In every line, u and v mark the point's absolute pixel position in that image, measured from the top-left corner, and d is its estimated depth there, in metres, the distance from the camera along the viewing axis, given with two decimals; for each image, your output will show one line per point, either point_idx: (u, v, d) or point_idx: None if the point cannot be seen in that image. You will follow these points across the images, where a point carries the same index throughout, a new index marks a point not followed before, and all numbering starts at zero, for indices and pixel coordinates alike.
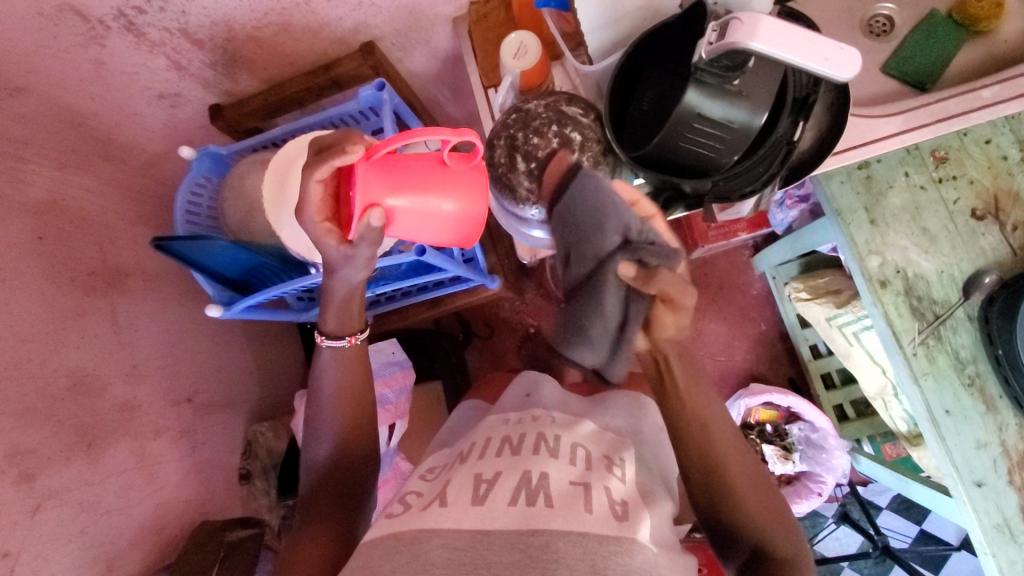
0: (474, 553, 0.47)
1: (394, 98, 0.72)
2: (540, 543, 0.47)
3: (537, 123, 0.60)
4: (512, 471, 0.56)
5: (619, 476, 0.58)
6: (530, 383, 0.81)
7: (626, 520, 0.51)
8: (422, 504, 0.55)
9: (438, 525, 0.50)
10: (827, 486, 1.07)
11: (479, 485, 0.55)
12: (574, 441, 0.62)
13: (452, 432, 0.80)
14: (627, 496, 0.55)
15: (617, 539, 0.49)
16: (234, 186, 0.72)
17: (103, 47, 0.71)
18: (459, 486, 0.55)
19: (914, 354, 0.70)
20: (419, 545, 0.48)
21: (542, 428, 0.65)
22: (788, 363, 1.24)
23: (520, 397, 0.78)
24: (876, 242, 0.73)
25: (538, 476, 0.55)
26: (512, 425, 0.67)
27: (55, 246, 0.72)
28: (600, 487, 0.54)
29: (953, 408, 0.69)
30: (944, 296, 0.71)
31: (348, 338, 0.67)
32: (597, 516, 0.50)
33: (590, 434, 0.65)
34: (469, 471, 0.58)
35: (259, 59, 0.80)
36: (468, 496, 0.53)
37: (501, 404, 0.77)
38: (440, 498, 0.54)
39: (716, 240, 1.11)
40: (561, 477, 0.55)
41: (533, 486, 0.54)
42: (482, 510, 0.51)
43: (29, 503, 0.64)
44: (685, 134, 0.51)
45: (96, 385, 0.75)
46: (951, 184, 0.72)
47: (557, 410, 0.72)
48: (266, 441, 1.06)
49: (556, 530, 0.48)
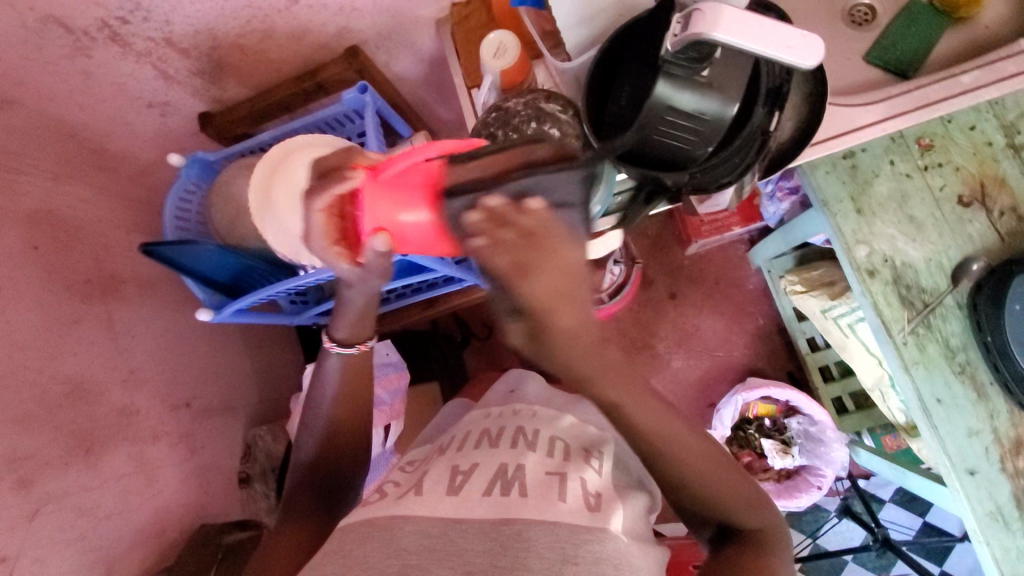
0: (448, 539, 0.49)
1: (377, 101, 0.73)
2: (512, 531, 0.49)
3: (516, 120, 0.59)
4: (488, 465, 0.58)
5: (595, 468, 0.59)
6: (515, 380, 0.82)
7: (599, 512, 0.52)
8: (398, 492, 0.57)
9: (410, 513, 0.51)
10: (826, 479, 1.06)
11: (456, 476, 0.57)
12: (552, 436, 0.64)
13: (437, 427, 0.81)
14: (602, 488, 0.56)
15: (589, 528, 0.49)
16: (221, 191, 0.73)
17: (90, 59, 0.72)
18: (435, 477, 0.57)
19: (904, 343, 0.70)
20: (392, 531, 0.50)
21: (523, 424, 0.66)
22: (786, 357, 1.24)
23: (505, 393, 0.79)
24: (863, 231, 0.73)
25: (515, 468, 0.56)
26: (496, 419, 0.70)
27: (50, 255, 0.73)
28: (575, 477, 0.56)
29: (944, 397, 0.69)
30: (932, 284, 0.71)
31: (358, 346, 0.66)
32: (570, 506, 0.51)
33: (569, 428, 0.67)
34: (446, 463, 0.60)
35: (246, 66, 0.81)
36: (445, 485, 0.55)
37: (485, 402, 0.79)
38: (416, 488, 0.56)
39: (709, 234, 1.11)
40: (537, 468, 0.57)
41: (509, 477, 0.55)
42: (457, 500, 0.53)
43: (28, 508, 0.66)
44: (658, 126, 0.51)
45: (94, 391, 0.76)
46: (936, 171, 0.72)
47: (537, 405, 0.73)
48: (265, 445, 1.04)
49: (528, 519, 0.50)
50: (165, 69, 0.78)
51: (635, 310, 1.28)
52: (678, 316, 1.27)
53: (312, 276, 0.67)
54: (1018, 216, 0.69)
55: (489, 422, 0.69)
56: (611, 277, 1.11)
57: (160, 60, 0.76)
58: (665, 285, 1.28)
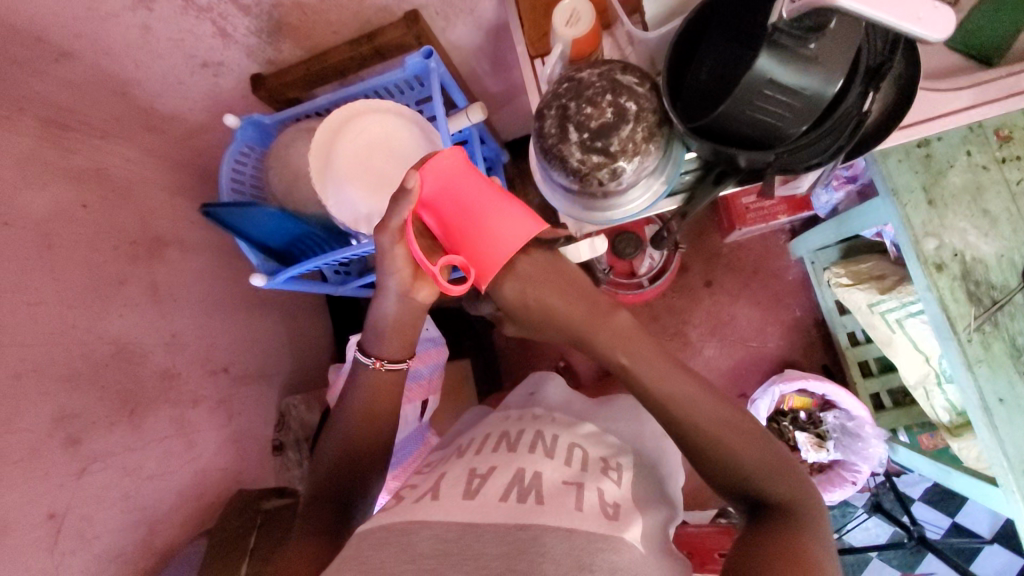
0: (462, 542, 0.50)
1: (441, 68, 0.69)
2: (528, 536, 0.51)
3: (590, 92, 0.59)
4: (506, 469, 0.63)
5: (613, 479, 0.64)
6: (536, 383, 0.91)
7: (615, 520, 0.56)
8: (415, 497, 0.60)
9: (427, 518, 0.53)
10: (862, 475, 1.04)
11: (473, 479, 0.61)
12: (571, 443, 0.70)
13: (463, 425, 0.91)
14: (619, 499, 0.61)
15: (605, 536, 0.52)
16: (278, 154, 0.70)
17: (151, 11, 0.69)
18: (452, 481, 0.61)
19: (969, 340, 0.68)
20: (409, 536, 0.51)
21: (542, 429, 0.74)
22: (823, 350, 1.22)
23: (526, 396, 0.88)
24: (933, 223, 0.70)
25: (531, 475, 0.61)
26: (515, 422, 0.77)
27: (98, 215, 0.72)
28: (593, 489, 0.60)
29: (1007, 397, 0.67)
30: (1003, 280, 0.68)
31: (373, 359, 0.70)
32: (587, 515, 0.55)
33: (587, 435, 0.74)
34: (465, 467, 0.65)
35: (304, 27, 0.76)
36: (461, 489, 0.59)
37: (507, 403, 0.89)
38: (433, 493, 0.59)
39: (754, 222, 1.09)
40: (554, 477, 0.62)
41: (526, 483, 0.60)
42: (475, 504, 0.56)
43: (74, 466, 0.66)
44: (753, 102, 0.49)
45: (139, 352, 0.76)
46: (1015, 164, 0.69)
47: (556, 412, 0.82)
48: (299, 414, 1.06)
49: (545, 525, 0.52)
50: (224, 27, 0.73)
51: (669, 296, 1.27)
52: (712, 304, 1.26)
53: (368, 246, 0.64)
54: None
55: (508, 426, 0.76)
56: (651, 262, 1.11)
57: (220, 17, 0.72)
58: (700, 273, 1.26)
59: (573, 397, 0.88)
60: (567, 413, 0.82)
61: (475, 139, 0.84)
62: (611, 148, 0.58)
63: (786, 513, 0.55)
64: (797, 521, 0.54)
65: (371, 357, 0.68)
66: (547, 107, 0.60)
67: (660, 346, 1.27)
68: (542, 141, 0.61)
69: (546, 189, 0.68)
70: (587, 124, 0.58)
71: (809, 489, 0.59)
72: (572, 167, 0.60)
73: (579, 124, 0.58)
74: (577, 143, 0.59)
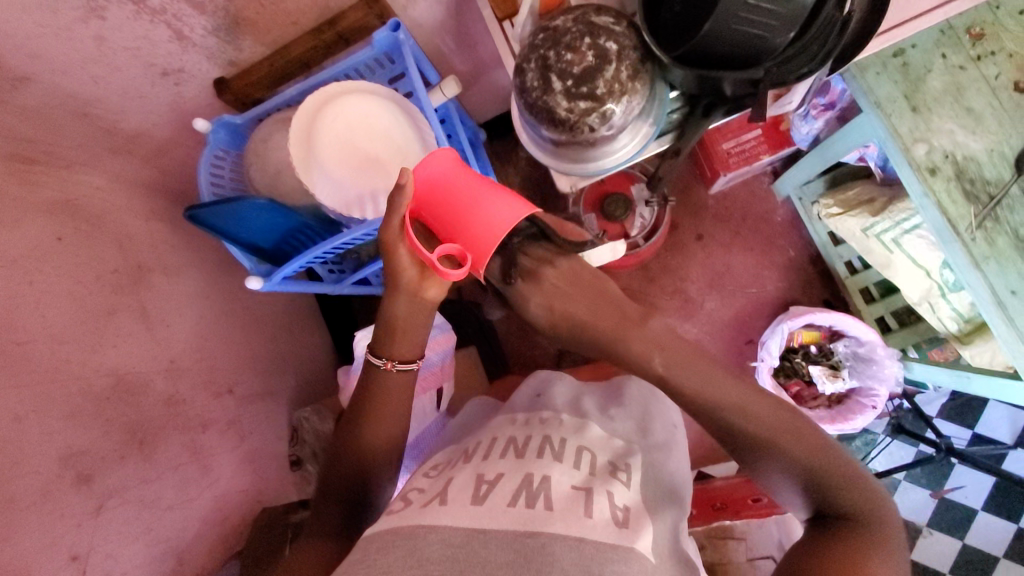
0: (471, 549, 0.49)
1: (409, 40, 0.69)
2: (536, 544, 0.50)
3: (568, 38, 0.57)
4: (514, 474, 0.60)
5: (624, 481, 0.63)
6: (542, 383, 0.89)
7: (626, 529, 0.55)
8: (422, 500, 0.57)
9: (432, 524, 0.52)
10: (881, 398, 1.03)
11: (481, 486, 0.58)
12: (579, 445, 0.68)
13: (463, 427, 0.89)
14: (629, 501, 0.60)
15: (616, 548, 0.52)
16: (256, 150, 0.68)
17: (103, 21, 0.65)
18: (460, 485, 0.59)
19: (973, 239, 0.68)
20: (415, 540, 0.50)
21: (549, 432, 0.70)
22: (821, 285, 1.23)
23: (531, 397, 0.85)
24: (920, 129, 0.71)
25: (540, 479, 0.59)
26: (521, 427, 0.74)
27: (75, 247, 0.68)
28: (602, 492, 0.59)
29: (1019, 288, 0.68)
30: (997, 175, 0.69)
31: (383, 361, 0.66)
32: (597, 524, 0.53)
33: (598, 437, 0.71)
34: (472, 471, 0.62)
35: (263, 21, 0.74)
36: (469, 494, 0.57)
37: (510, 405, 0.85)
38: (440, 496, 0.57)
39: (738, 165, 1.09)
40: (563, 481, 0.59)
41: (534, 488, 0.58)
42: (482, 509, 0.54)
43: (91, 504, 0.63)
44: (738, 16, 0.48)
45: (138, 382, 0.73)
46: (990, 60, 0.70)
47: (563, 410, 0.78)
48: (312, 425, 1.02)
49: (555, 533, 0.51)
50: (180, 29, 0.71)
51: (663, 256, 1.27)
52: (707, 256, 1.26)
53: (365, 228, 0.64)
54: None
55: (516, 430, 0.73)
56: (641, 219, 1.10)
57: (175, 17, 0.69)
58: (690, 227, 1.26)
59: (582, 392, 0.85)
60: (575, 412, 0.78)
61: (455, 117, 0.85)
62: (597, 92, 0.57)
63: (855, 522, 0.55)
64: (870, 537, 0.54)
65: (380, 358, 0.64)
66: (526, 61, 0.59)
67: (661, 305, 1.26)
68: (525, 97, 0.60)
69: (535, 148, 0.67)
70: (569, 70, 0.57)
71: (880, 495, 0.58)
72: (560, 118, 0.59)
73: (561, 72, 0.57)
74: (561, 92, 0.58)
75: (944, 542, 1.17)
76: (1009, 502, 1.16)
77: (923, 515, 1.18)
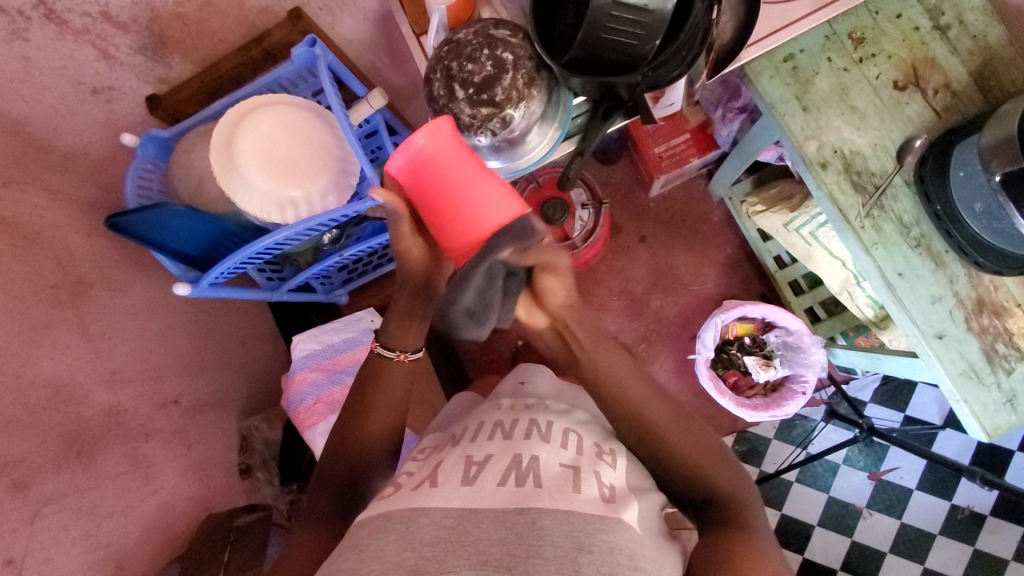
0: (464, 530, 0.49)
1: (327, 54, 0.74)
2: (527, 520, 0.49)
3: (469, 50, 0.62)
4: (503, 454, 0.59)
5: (609, 462, 0.61)
6: (525, 373, 0.86)
7: (613, 503, 0.54)
8: (412, 484, 0.58)
9: (424, 506, 0.52)
10: (810, 384, 1.08)
11: (471, 467, 0.58)
12: (567, 428, 0.66)
13: (448, 419, 0.85)
14: (616, 481, 0.58)
15: (602, 518, 0.51)
16: (182, 161, 0.73)
17: (27, 42, 0.67)
18: (450, 468, 0.58)
19: (862, 227, 0.74)
20: (408, 523, 0.50)
21: (535, 415, 0.68)
22: (758, 281, 1.29)
23: (515, 385, 0.83)
24: (812, 127, 0.76)
25: (529, 458, 0.58)
26: (508, 411, 0.71)
27: (8, 263, 0.67)
28: (588, 472, 0.57)
29: (905, 270, 0.73)
30: (881, 167, 0.75)
31: (399, 353, 0.70)
32: (583, 497, 0.53)
33: (583, 421, 0.69)
34: (460, 454, 0.61)
35: (190, 39, 0.79)
36: (459, 476, 0.56)
37: (496, 393, 0.83)
38: (430, 479, 0.57)
39: (669, 168, 1.14)
40: (552, 461, 0.58)
41: (523, 466, 0.57)
42: (473, 490, 0.54)
43: (27, 511, 0.63)
44: (606, 24, 0.53)
45: (77, 394, 0.72)
46: (871, 61, 0.75)
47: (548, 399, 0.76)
48: (262, 433, 1.08)
49: (543, 508, 0.51)
50: (106, 48, 0.74)
51: (609, 258, 1.31)
52: (650, 257, 1.31)
53: (291, 229, 0.68)
54: (951, 92, 0.74)
55: (502, 414, 0.70)
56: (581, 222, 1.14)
57: (100, 37, 0.72)
58: (633, 230, 1.31)
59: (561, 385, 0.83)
60: (560, 400, 0.77)
61: (383, 129, 0.87)
62: (496, 99, 0.62)
63: (730, 505, 0.61)
64: (740, 514, 0.61)
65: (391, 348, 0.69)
66: (433, 72, 0.63)
67: (608, 306, 1.30)
68: (433, 104, 0.64)
69: None
70: (470, 80, 0.62)
71: (744, 482, 0.65)
72: (465, 124, 0.63)
73: (463, 81, 0.62)
74: (464, 99, 0.62)
75: (883, 523, 1.22)
76: (943, 480, 1.21)
77: (863, 497, 1.23)
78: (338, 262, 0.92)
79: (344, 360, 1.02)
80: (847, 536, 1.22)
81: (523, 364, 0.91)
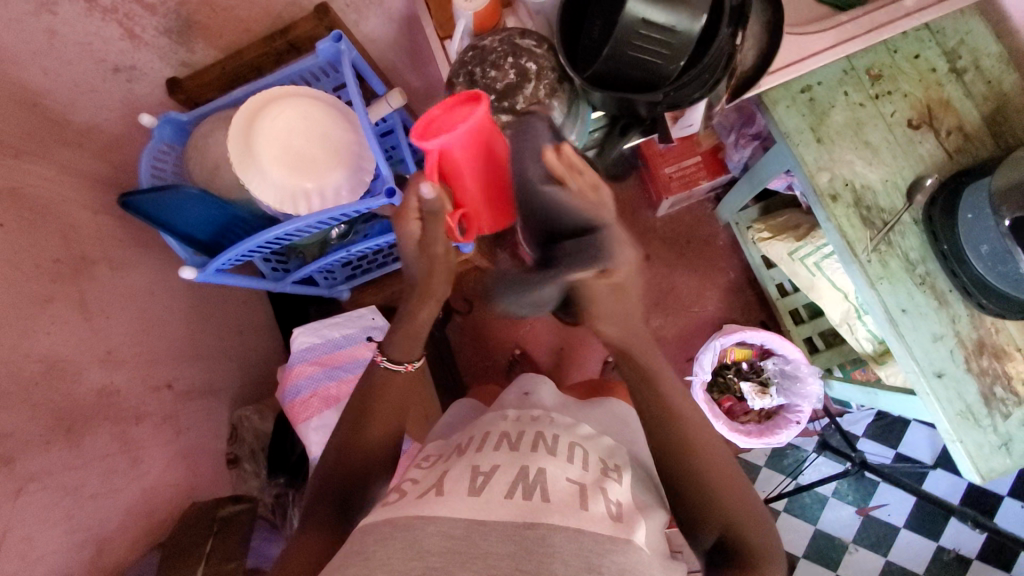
0: (471, 542, 0.49)
1: (351, 51, 0.75)
2: (536, 535, 0.49)
3: (493, 56, 0.63)
4: (511, 466, 0.58)
5: (616, 478, 0.61)
6: (527, 383, 0.86)
7: (622, 523, 0.53)
8: (417, 492, 0.57)
9: (431, 514, 0.51)
10: (805, 414, 1.08)
11: (477, 477, 0.57)
12: (572, 442, 0.65)
13: (448, 426, 0.84)
14: (623, 498, 0.58)
15: (613, 538, 0.51)
16: (196, 145, 0.74)
17: (55, 15, 0.68)
18: (455, 476, 0.58)
19: (869, 261, 0.74)
20: (413, 531, 0.50)
21: (541, 428, 0.68)
22: (758, 307, 1.29)
23: (519, 396, 0.83)
24: (824, 159, 0.77)
25: (536, 471, 0.57)
26: (513, 423, 0.70)
27: (14, 234, 0.67)
28: (595, 489, 0.57)
29: (908, 306, 0.74)
30: (890, 203, 0.75)
31: (405, 365, 0.67)
32: (592, 515, 0.52)
33: (588, 436, 0.68)
34: (466, 463, 0.60)
35: (215, 25, 0.80)
36: (466, 486, 0.55)
37: (499, 403, 0.82)
38: (437, 487, 0.56)
39: (678, 190, 1.15)
40: (559, 475, 0.57)
41: (531, 480, 0.56)
42: (480, 501, 0.53)
43: (11, 486, 0.62)
44: (632, 42, 0.54)
45: (71, 370, 0.71)
46: (887, 99, 0.76)
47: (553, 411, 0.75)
48: (252, 424, 1.07)
49: (552, 524, 0.50)
50: (131, 28, 0.75)
51: None
52: (653, 277, 1.31)
53: (303, 221, 0.69)
54: (963, 134, 0.75)
55: (507, 425, 0.69)
56: None
57: (127, 16, 0.73)
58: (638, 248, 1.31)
59: (563, 398, 0.83)
60: (566, 414, 0.76)
61: (399, 128, 0.88)
62: (516, 107, 0.63)
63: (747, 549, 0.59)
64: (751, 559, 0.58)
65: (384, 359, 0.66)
66: (456, 76, 0.64)
67: None
68: None
69: None
70: (493, 86, 0.63)
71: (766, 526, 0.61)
72: None
73: (486, 87, 0.63)
74: (486, 105, 0.63)
75: (869, 559, 1.21)
76: (931, 520, 1.21)
77: (850, 531, 1.22)
78: (343, 256, 0.92)
79: (343, 356, 1.01)
80: (832, 569, 1.22)
81: (523, 373, 0.91)
